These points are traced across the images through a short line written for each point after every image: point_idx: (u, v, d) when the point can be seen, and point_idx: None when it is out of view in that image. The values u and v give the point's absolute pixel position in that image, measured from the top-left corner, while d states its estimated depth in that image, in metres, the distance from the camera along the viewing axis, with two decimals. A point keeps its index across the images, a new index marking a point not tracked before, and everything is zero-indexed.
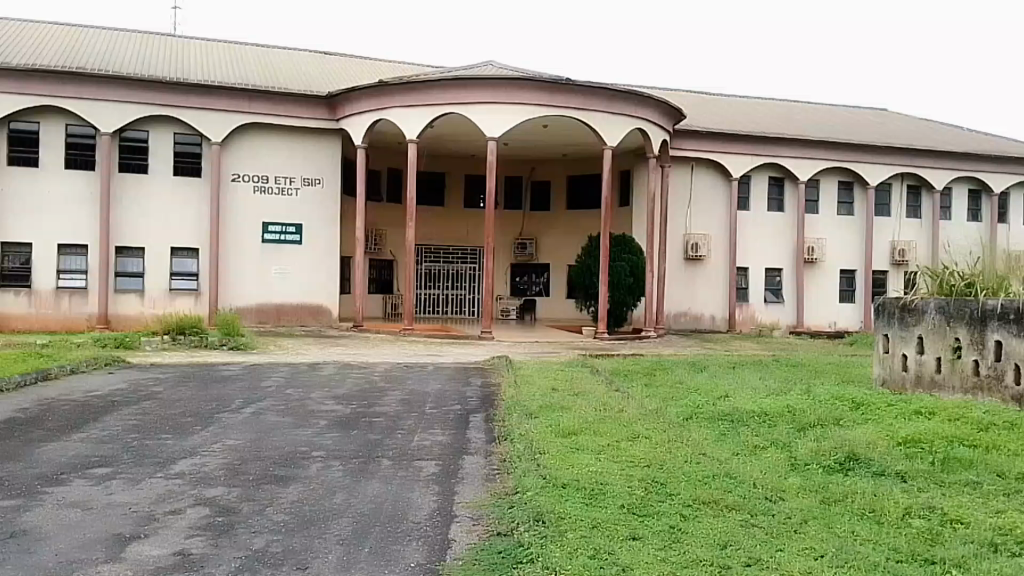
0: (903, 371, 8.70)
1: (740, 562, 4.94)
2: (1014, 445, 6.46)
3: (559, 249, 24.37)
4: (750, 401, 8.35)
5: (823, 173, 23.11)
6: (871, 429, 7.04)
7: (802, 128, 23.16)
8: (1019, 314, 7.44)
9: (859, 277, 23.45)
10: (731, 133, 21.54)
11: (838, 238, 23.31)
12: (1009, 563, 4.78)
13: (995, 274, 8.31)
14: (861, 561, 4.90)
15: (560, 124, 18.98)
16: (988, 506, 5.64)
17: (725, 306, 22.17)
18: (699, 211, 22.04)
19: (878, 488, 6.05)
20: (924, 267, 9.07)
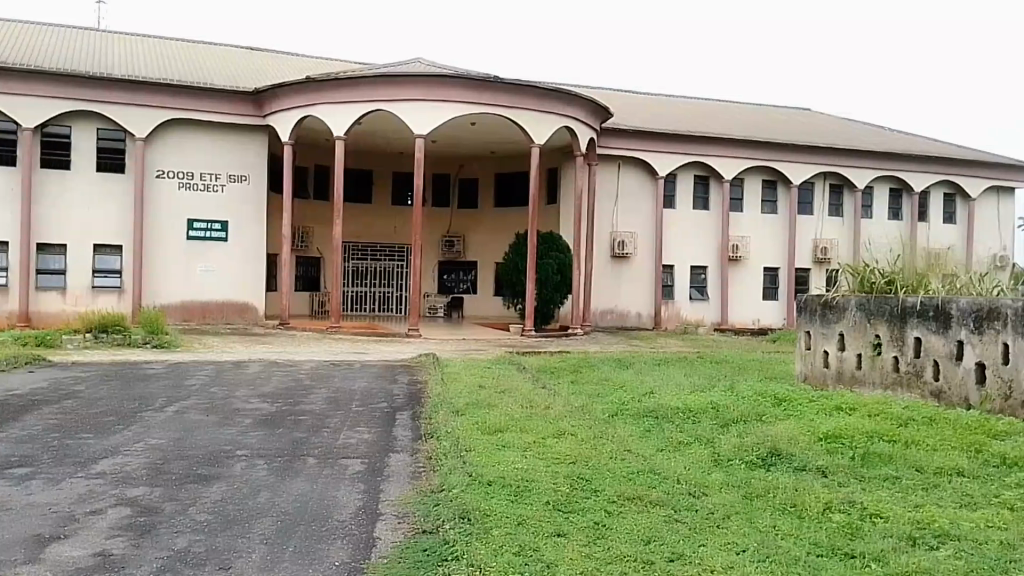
0: (825, 367, 8.91)
1: (662, 557, 4.96)
2: (931, 440, 6.52)
3: (486, 246, 24.40)
4: (673, 397, 8.43)
5: (746, 172, 23.32)
6: (792, 425, 7.11)
7: (734, 128, 23.43)
8: (938, 311, 7.57)
9: (783, 274, 23.76)
10: (688, 135, 21.88)
11: (763, 237, 23.59)
12: (927, 556, 4.82)
13: (914, 273, 8.37)
14: (782, 556, 4.94)
15: (487, 121, 19.01)
16: (906, 500, 5.65)
17: (650, 304, 22.32)
18: (624, 210, 22.11)
19: (799, 483, 6.04)
20: (846, 265, 9.17)
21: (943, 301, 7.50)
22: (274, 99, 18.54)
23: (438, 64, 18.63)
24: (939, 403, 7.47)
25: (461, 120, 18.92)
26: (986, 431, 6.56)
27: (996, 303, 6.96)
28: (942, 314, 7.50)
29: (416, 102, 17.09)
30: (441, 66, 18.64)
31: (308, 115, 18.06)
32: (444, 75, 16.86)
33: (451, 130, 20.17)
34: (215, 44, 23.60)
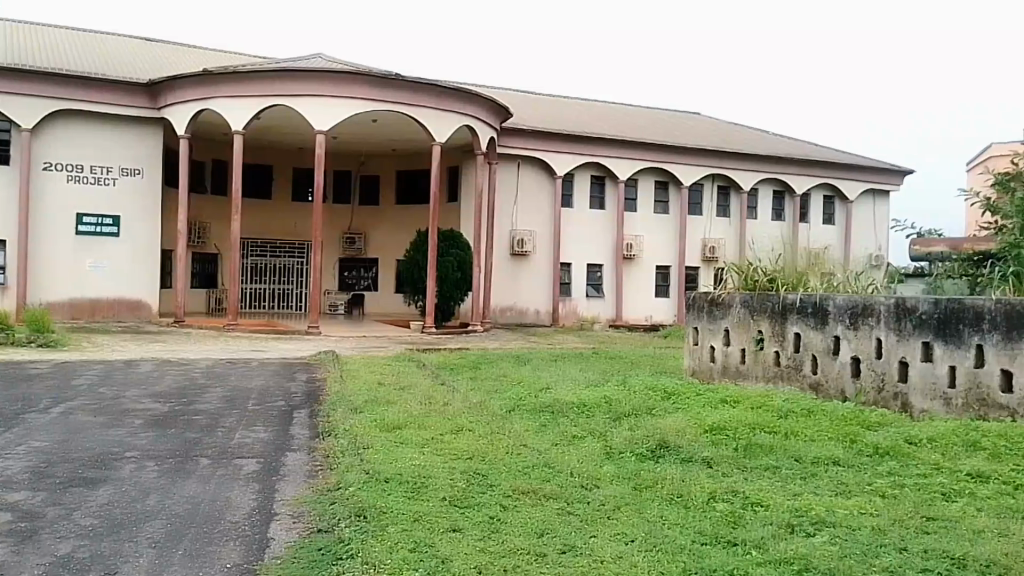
0: (711, 362, 9.21)
1: (555, 549, 5.08)
2: (810, 431, 6.83)
3: (387, 243, 24.36)
4: (570, 392, 8.58)
5: (640, 173, 23.96)
6: (679, 417, 7.37)
7: (630, 131, 24.07)
8: (816, 308, 8.00)
9: (673, 273, 24.57)
10: (607, 138, 22.57)
11: (655, 235, 24.28)
12: (804, 543, 5.05)
13: (794, 272, 8.76)
14: (669, 545, 5.11)
15: (388, 119, 19.00)
16: (787, 489, 5.84)
17: (549, 300, 22.69)
18: (523, 208, 22.41)
19: (686, 474, 6.23)
20: (732, 262, 9.46)
21: (821, 299, 7.94)
22: (171, 91, 18.01)
23: (340, 61, 18.52)
24: (818, 396, 7.89)
25: (361, 117, 18.84)
26: (861, 422, 6.92)
27: (870, 300, 7.46)
28: (819, 311, 7.94)
29: (321, 97, 16.86)
30: (344, 63, 18.52)
31: (205, 109, 17.61)
32: (359, 74, 16.83)
33: (352, 126, 20.02)
34: (132, 38, 22.99)
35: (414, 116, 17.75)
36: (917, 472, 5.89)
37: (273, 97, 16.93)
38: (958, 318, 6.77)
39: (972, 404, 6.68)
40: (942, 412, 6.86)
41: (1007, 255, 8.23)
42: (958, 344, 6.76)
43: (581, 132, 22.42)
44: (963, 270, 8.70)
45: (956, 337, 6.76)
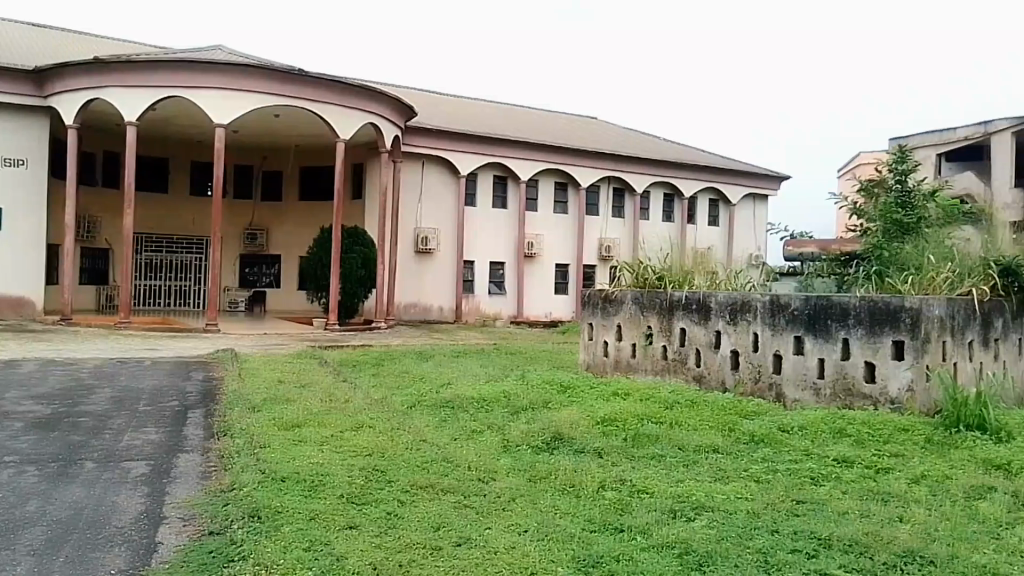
0: (605, 356, 9.53)
1: (450, 542, 5.19)
2: (692, 421, 7.19)
3: (290, 240, 23.94)
4: (470, 388, 8.70)
5: (540, 173, 24.38)
6: (572, 410, 7.61)
7: (535, 134, 24.61)
8: (699, 304, 8.37)
9: (572, 271, 25.16)
10: (519, 140, 23.09)
11: (555, 234, 24.80)
12: (686, 528, 5.34)
13: (681, 270, 9.15)
14: (559, 534, 5.31)
15: (291, 114, 18.69)
16: (673, 476, 6.14)
17: (453, 297, 22.79)
18: (427, 206, 22.44)
19: (577, 464, 6.45)
20: (626, 262, 9.74)
21: (703, 296, 8.32)
22: (61, 79, 17.13)
23: (241, 54, 18.11)
24: (701, 387, 8.25)
25: (263, 112, 18.46)
26: (739, 411, 7.33)
27: (747, 296, 7.87)
28: (702, 307, 8.31)
29: (225, 91, 16.44)
30: (245, 57, 18.11)
31: (97, 98, 16.81)
32: (262, 68, 16.50)
33: (252, 120, 19.55)
34: (23, 24, 21.76)
35: (319, 113, 17.54)
36: (788, 458, 6.29)
37: (175, 88, 16.31)
38: (827, 314, 7.26)
39: (838, 393, 7.18)
40: (812, 401, 7.34)
41: (870, 257, 9.01)
42: (826, 337, 7.26)
43: (493, 133, 22.78)
44: (832, 269, 9.21)
45: (825, 331, 7.25)
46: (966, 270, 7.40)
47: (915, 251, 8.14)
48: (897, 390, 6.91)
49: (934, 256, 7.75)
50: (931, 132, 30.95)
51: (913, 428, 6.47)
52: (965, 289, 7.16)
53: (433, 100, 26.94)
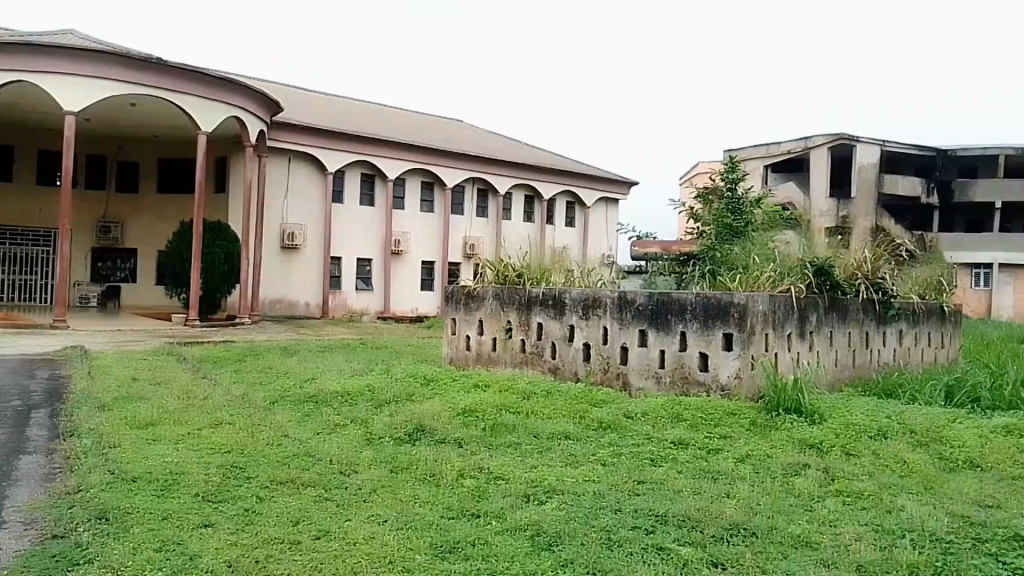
0: (467, 350, 9.84)
1: (309, 536, 5.26)
2: (548, 410, 7.59)
3: (147, 235, 22.87)
4: (335, 382, 8.79)
5: (408, 172, 24.73)
6: (434, 402, 7.85)
7: (405, 134, 24.97)
8: (555, 300, 8.84)
9: (437, 268, 25.82)
10: (393, 141, 23.47)
11: (422, 233, 25.31)
12: (536, 510, 5.68)
13: (541, 267, 9.54)
14: (418, 522, 5.50)
15: (149, 104, 17.91)
16: (528, 463, 6.48)
17: (319, 293, 22.64)
18: (296, 201, 22.12)
19: (438, 454, 6.68)
20: (490, 259, 10.04)
21: (559, 292, 8.79)
22: None
23: (95, 41, 17.19)
24: (556, 378, 8.72)
25: (117, 100, 17.57)
26: (589, 400, 7.83)
27: (598, 293, 8.41)
28: (557, 303, 8.79)
29: (79, 78, 15.52)
30: (100, 43, 17.21)
31: None
32: (119, 55, 15.72)
33: (108, 108, 18.53)
34: None
35: (181, 105, 16.96)
36: (632, 442, 6.79)
37: (26, 72, 15.19)
38: (667, 309, 7.89)
39: (677, 381, 7.82)
40: (654, 389, 7.96)
41: (706, 257, 9.56)
42: (666, 330, 7.89)
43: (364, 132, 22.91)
44: (671, 268, 9.51)
45: (665, 325, 7.89)
46: (787, 270, 8.17)
47: (743, 251, 8.89)
48: (726, 377, 7.57)
49: (758, 257, 8.52)
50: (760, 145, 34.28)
51: (739, 412, 7.16)
52: (785, 287, 7.91)
53: (301, 97, 26.62)
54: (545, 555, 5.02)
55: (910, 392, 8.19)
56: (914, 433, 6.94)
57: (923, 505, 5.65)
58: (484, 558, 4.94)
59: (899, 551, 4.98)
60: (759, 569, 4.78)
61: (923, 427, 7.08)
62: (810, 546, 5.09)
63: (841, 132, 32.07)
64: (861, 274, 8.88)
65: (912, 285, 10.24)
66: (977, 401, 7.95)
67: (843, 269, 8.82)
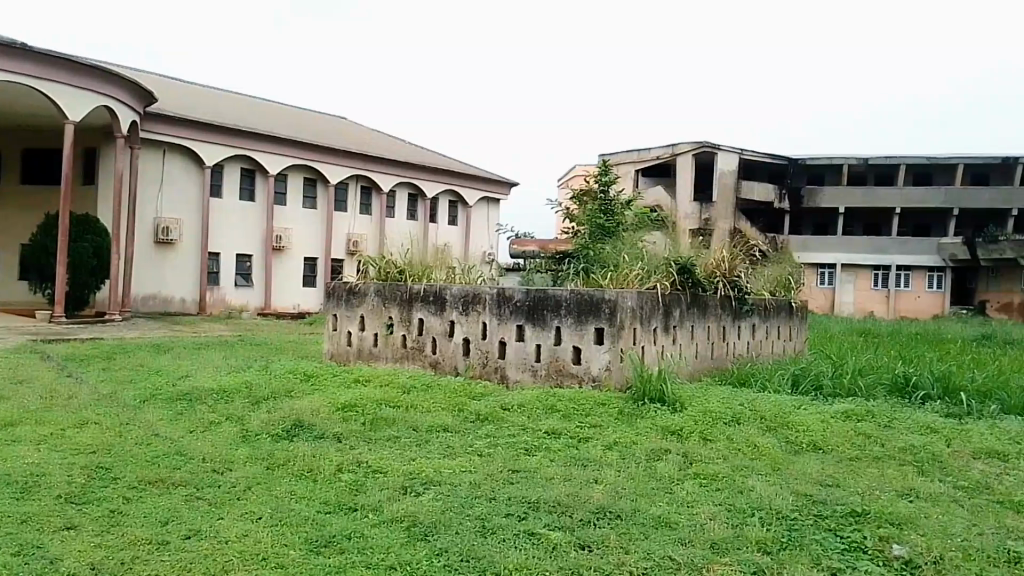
0: (348, 345, 9.87)
1: (179, 535, 5.15)
2: (426, 403, 7.77)
3: (9, 226, 21.61)
4: (210, 379, 8.67)
5: (289, 169, 26.01)
6: (314, 397, 7.87)
7: (284, 130, 25.68)
8: (436, 296, 8.99)
9: (320, 264, 27.24)
10: (271, 135, 24.27)
11: (304, 228, 26.65)
12: (412, 502, 5.80)
13: (423, 264, 9.67)
14: (293, 518, 5.50)
15: (14, 91, 16.93)
16: (405, 456, 6.60)
17: (195, 289, 23.29)
18: (170, 195, 22.67)
19: (316, 449, 6.72)
20: (374, 256, 10.13)
21: (440, 288, 8.95)
22: None
23: None
24: (435, 372, 8.89)
25: None
26: (468, 393, 8.05)
27: (478, 289, 8.62)
28: (438, 299, 8.94)
29: None
30: None
31: None
32: None
33: None
34: None
35: (53, 95, 16.19)
36: (508, 433, 7.04)
37: None
38: (543, 305, 8.20)
39: (551, 373, 8.15)
40: (530, 381, 8.26)
41: (580, 256, 9.82)
42: (542, 326, 8.20)
43: (240, 126, 23.58)
44: (548, 266, 9.95)
45: (541, 321, 8.20)
46: (653, 268, 8.65)
47: (614, 250, 9.29)
48: (598, 369, 7.96)
49: (628, 256, 8.95)
50: (631, 150, 36.42)
51: (609, 402, 7.54)
52: (651, 283, 8.40)
53: (183, 90, 26.26)
54: (420, 545, 5.15)
55: (761, 380, 8.87)
56: (764, 418, 7.53)
57: (772, 485, 6.13)
58: (359, 551, 5.01)
59: (748, 529, 5.41)
60: (623, 550, 5.09)
61: (772, 413, 7.69)
62: (670, 526, 5.45)
63: (704, 140, 34.04)
64: (719, 272, 9.62)
65: (763, 283, 11.09)
66: (820, 389, 8.69)
67: (703, 268, 9.49)
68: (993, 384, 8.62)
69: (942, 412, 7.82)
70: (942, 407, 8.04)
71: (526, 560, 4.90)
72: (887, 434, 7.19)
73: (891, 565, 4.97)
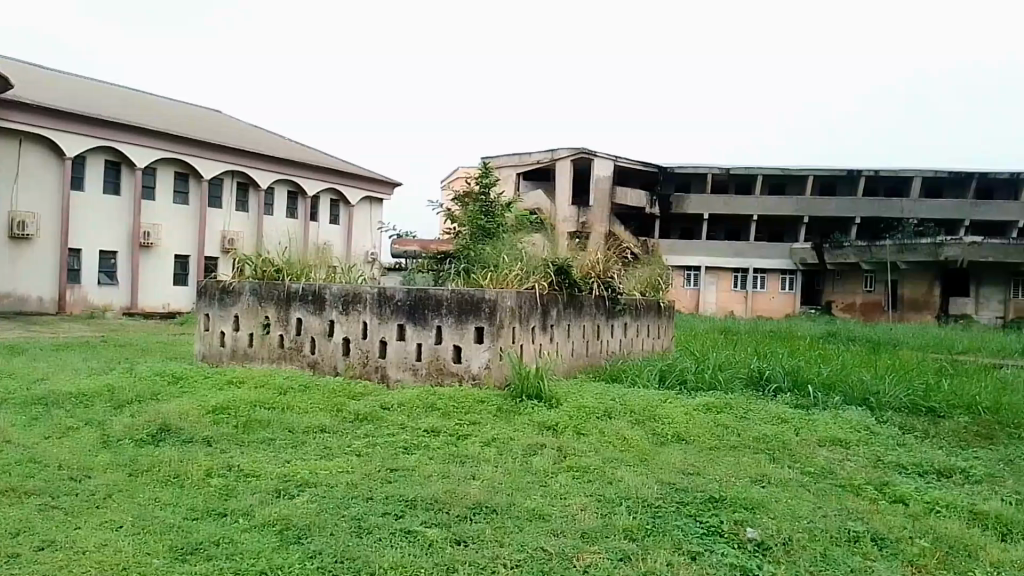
0: (221, 345, 9.58)
1: (31, 547, 4.86)
2: (302, 404, 7.69)
3: None
4: (69, 383, 8.18)
5: (160, 162, 24.90)
6: (183, 400, 7.62)
7: (154, 121, 24.79)
8: (315, 295, 8.88)
9: (192, 262, 26.38)
10: (141, 127, 23.40)
11: (173, 225, 25.67)
12: (287, 505, 5.70)
13: (302, 264, 9.53)
14: (157, 525, 5.29)
15: None
16: (280, 458, 6.50)
17: (54, 287, 22.16)
18: (26, 188, 21.46)
19: (183, 455, 6.50)
20: (249, 254, 9.88)
21: (319, 287, 8.84)
22: None
23: None
24: (314, 372, 8.77)
25: None
26: (346, 393, 7.99)
27: (358, 288, 8.59)
28: (317, 298, 8.83)
29: None
30: None
31: None
32: None
33: None
34: None
35: None
36: (386, 432, 7.06)
37: None
38: (424, 304, 8.30)
39: (431, 372, 8.25)
40: (411, 380, 8.32)
41: (460, 256, 9.98)
42: (424, 325, 8.28)
43: (107, 115, 22.60)
44: (430, 266, 10.09)
45: (422, 319, 8.28)
46: (531, 268, 8.91)
47: (494, 250, 9.48)
48: (477, 367, 8.13)
49: (507, 257, 9.14)
50: (513, 153, 37.06)
51: (487, 400, 7.72)
52: (530, 284, 8.64)
53: (41, 75, 24.69)
54: (292, 548, 5.07)
55: (632, 375, 9.32)
56: (633, 412, 7.94)
57: (638, 474, 6.47)
58: (227, 557, 4.88)
59: (616, 517, 5.69)
60: (497, 543, 5.22)
61: (640, 406, 8.12)
62: (543, 517, 5.65)
63: (583, 148, 34.91)
64: (594, 274, 10.03)
65: (634, 283, 11.63)
66: (684, 383, 9.23)
67: (580, 269, 9.89)
68: (837, 377, 9.45)
69: (792, 403, 8.49)
70: (792, 398, 8.75)
71: (402, 557, 4.93)
72: (743, 424, 7.74)
73: (745, 546, 5.35)
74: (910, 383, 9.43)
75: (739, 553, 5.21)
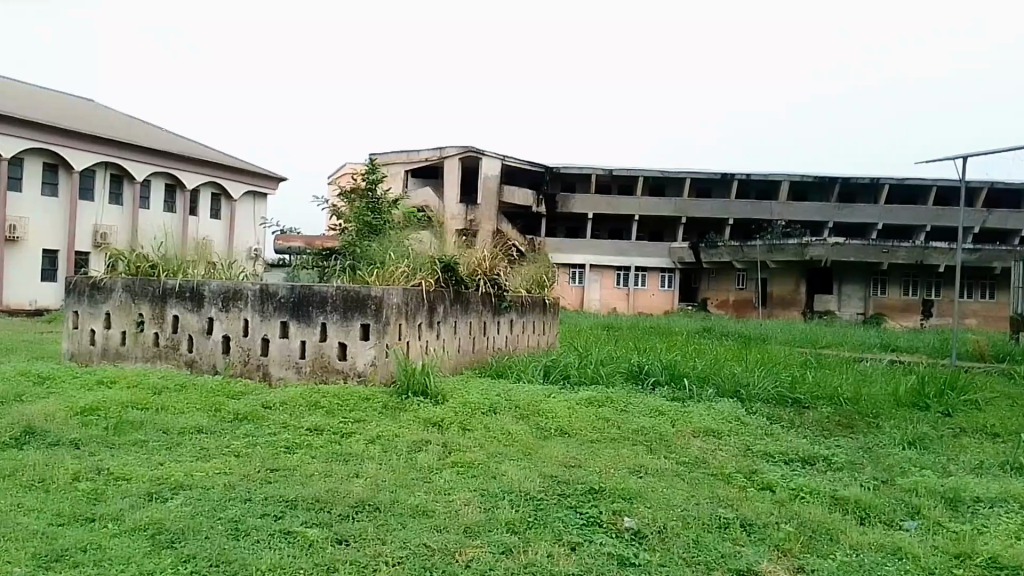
0: (91, 344, 9.19)
1: None
2: (178, 404, 7.48)
3: None
4: None
5: (26, 153, 23.90)
6: (48, 401, 7.31)
7: (22, 109, 23.80)
8: (192, 292, 8.65)
9: (61, 257, 25.45)
10: (11, 115, 22.44)
11: (41, 218, 24.66)
12: (160, 508, 5.51)
13: (180, 260, 9.26)
14: (18, 533, 5.02)
15: None
16: (153, 460, 6.30)
17: None
18: None
19: (49, 458, 6.21)
20: (122, 249, 9.51)
21: (197, 284, 8.61)
22: None
23: None
24: (192, 371, 8.54)
25: None
26: (226, 393, 7.83)
27: (239, 285, 8.43)
28: (195, 295, 8.61)
29: None
30: None
31: None
32: None
33: None
34: None
35: None
36: (267, 432, 6.96)
37: None
38: (308, 301, 8.22)
39: (315, 370, 8.17)
40: (294, 378, 8.22)
41: (346, 254, 9.90)
42: (307, 322, 8.21)
43: None
44: (316, 263, 10.01)
45: (306, 316, 8.21)
46: (418, 265, 8.97)
47: (381, 248, 9.47)
48: (363, 364, 8.09)
49: (394, 254, 9.14)
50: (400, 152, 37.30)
51: (372, 397, 7.71)
52: (417, 280, 8.70)
53: None
54: (165, 553, 4.88)
55: (518, 371, 9.50)
56: (518, 407, 8.08)
57: (521, 469, 6.58)
58: (95, 564, 4.67)
59: (499, 512, 5.75)
60: (379, 540, 5.21)
61: (525, 402, 8.28)
62: (426, 514, 5.67)
63: (470, 145, 35.47)
64: (481, 272, 10.18)
65: (520, 280, 11.85)
66: (568, 377, 9.46)
67: (467, 266, 10.01)
68: (710, 370, 9.90)
69: (669, 396, 8.84)
70: (669, 391, 9.11)
71: (281, 558, 4.83)
72: (623, 417, 8.01)
73: (622, 535, 5.52)
74: (779, 375, 9.98)
75: (618, 543, 5.35)
